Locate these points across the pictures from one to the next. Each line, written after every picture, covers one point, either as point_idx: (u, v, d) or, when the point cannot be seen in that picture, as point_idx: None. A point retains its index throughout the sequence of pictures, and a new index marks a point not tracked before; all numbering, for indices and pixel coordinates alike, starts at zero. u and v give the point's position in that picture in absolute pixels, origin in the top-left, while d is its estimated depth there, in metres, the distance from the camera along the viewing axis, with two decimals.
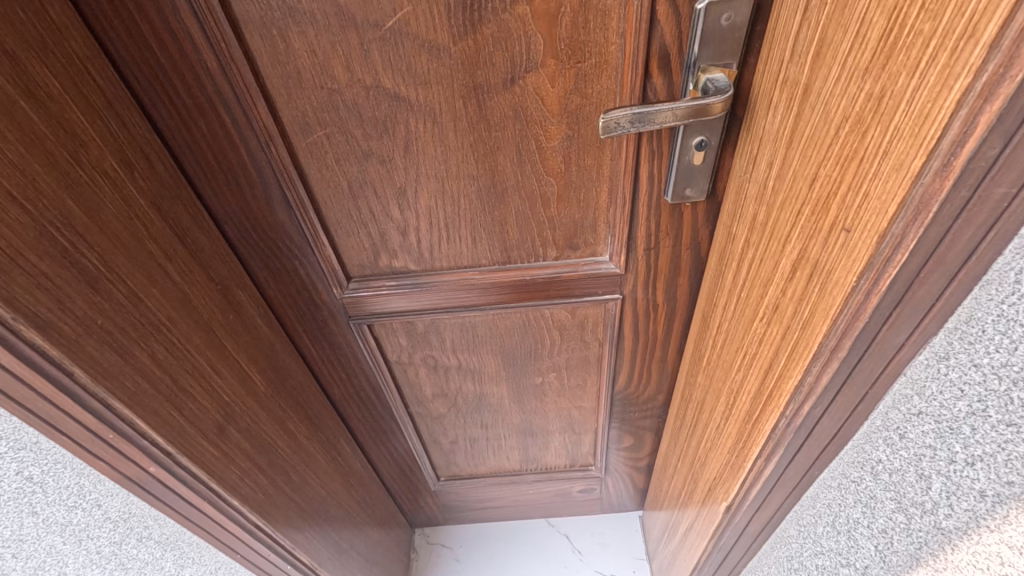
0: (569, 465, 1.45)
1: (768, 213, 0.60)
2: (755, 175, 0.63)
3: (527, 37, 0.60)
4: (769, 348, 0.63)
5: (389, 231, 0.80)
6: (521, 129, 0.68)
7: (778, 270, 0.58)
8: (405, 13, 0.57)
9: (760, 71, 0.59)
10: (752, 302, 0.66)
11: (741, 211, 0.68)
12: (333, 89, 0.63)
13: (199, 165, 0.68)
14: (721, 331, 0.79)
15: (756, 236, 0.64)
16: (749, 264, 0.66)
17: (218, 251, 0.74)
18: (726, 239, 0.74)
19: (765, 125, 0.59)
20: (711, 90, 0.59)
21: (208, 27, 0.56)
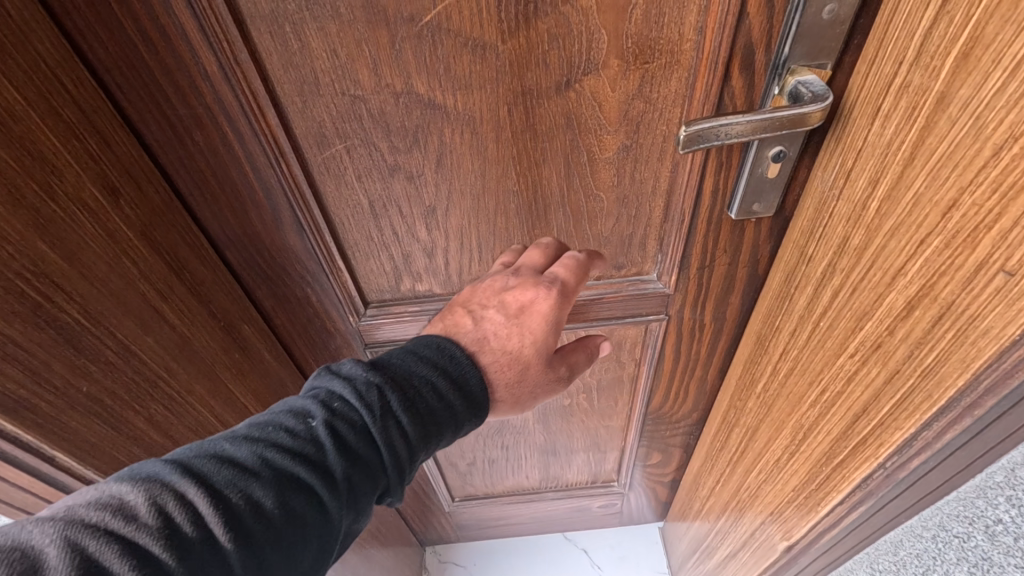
0: (591, 482, 1.38)
1: (869, 237, 0.51)
2: (846, 193, 0.54)
3: (590, 32, 0.50)
4: (864, 389, 0.55)
5: (413, 252, 0.71)
6: (573, 139, 0.59)
7: (886, 305, 0.50)
8: (447, 5, 0.47)
9: (861, 73, 0.50)
10: (837, 334, 0.58)
11: (822, 232, 0.59)
12: (357, 95, 0.53)
13: (196, 185, 0.57)
14: (784, 358, 0.71)
15: (846, 261, 0.55)
16: (833, 291, 0.58)
17: (219, 281, 0.64)
18: (797, 258, 0.66)
19: (866, 137, 0.50)
20: (806, 96, 0.50)
21: (208, 24, 0.46)
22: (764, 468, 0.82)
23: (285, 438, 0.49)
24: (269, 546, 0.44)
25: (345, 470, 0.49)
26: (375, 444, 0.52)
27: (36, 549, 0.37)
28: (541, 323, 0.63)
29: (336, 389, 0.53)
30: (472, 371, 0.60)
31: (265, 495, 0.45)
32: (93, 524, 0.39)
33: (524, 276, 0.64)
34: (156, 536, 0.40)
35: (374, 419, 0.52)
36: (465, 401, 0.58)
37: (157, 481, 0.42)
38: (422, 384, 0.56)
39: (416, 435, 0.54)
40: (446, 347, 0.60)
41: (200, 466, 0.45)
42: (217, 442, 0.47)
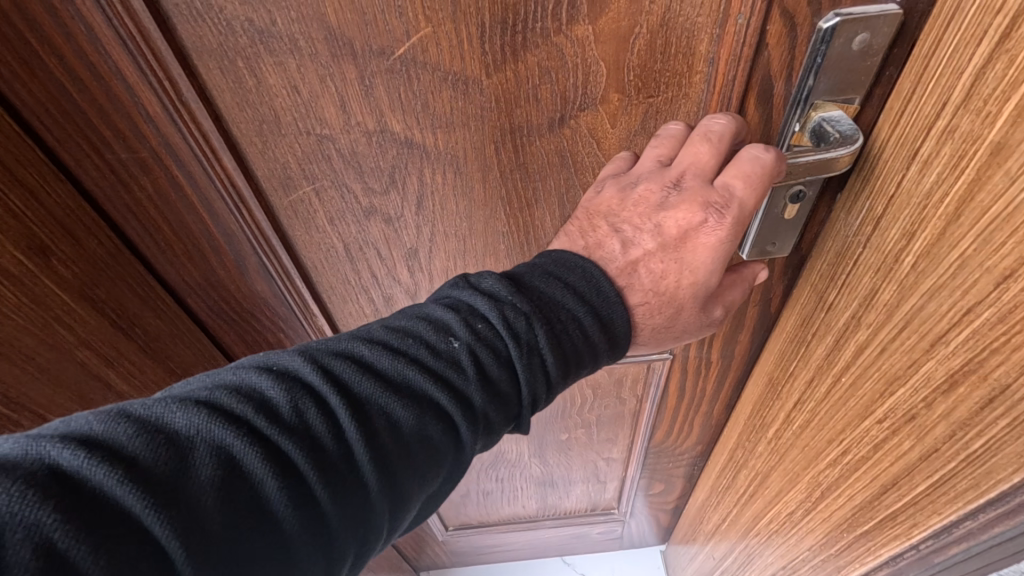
0: (590, 509, 1.32)
1: (902, 294, 0.45)
2: (873, 242, 0.48)
3: (586, 64, 0.44)
4: (893, 461, 0.49)
5: (395, 295, 0.65)
6: (568, 177, 0.53)
7: (922, 373, 0.44)
8: (423, 35, 0.41)
9: (894, 112, 0.43)
10: (860, 396, 0.52)
11: (843, 279, 0.53)
12: (324, 134, 0.47)
13: (146, 234, 0.51)
14: (794, 408, 0.65)
15: (874, 317, 0.48)
16: (857, 346, 0.51)
17: (179, 333, 0.58)
18: (811, 303, 0.59)
19: (899, 183, 0.44)
20: (830, 137, 0.43)
21: (144, 62, 0.40)
22: (775, 517, 0.76)
23: (422, 355, 0.43)
24: (399, 465, 0.40)
25: (482, 403, 0.44)
26: (517, 377, 0.45)
27: (185, 431, 0.35)
28: (705, 261, 0.49)
29: (478, 310, 0.46)
30: (620, 308, 0.49)
31: (399, 411, 0.41)
32: (235, 417, 0.36)
33: (695, 195, 0.47)
34: (297, 441, 0.37)
35: (519, 352, 0.45)
36: (610, 340, 0.49)
37: (296, 381, 0.39)
38: (571, 318, 0.47)
39: (559, 370, 0.46)
40: (583, 264, 0.49)
41: (336, 374, 0.40)
42: (354, 350, 0.42)
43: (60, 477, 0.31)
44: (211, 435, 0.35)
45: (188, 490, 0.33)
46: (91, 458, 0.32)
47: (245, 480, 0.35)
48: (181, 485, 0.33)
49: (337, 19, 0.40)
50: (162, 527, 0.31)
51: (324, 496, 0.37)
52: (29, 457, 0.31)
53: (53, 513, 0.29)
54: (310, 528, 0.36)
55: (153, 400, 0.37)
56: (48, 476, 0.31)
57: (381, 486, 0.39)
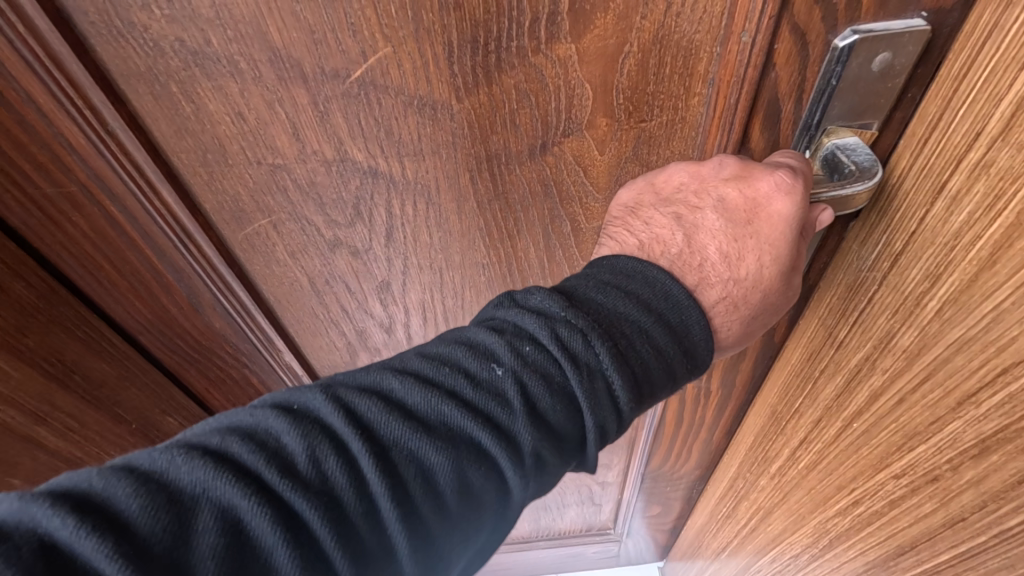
0: (585, 529, 1.28)
1: (920, 344, 0.37)
2: (891, 282, 0.39)
3: (570, 87, 0.39)
4: (898, 536, 0.42)
5: (369, 328, 0.60)
6: (553, 207, 0.48)
7: (949, 434, 0.36)
8: (382, 56, 0.36)
9: (916, 138, 0.36)
10: (871, 449, 0.43)
11: (850, 320, 0.43)
12: (277, 164, 0.42)
13: (85, 272, 0.46)
14: (788, 455, 0.56)
15: (891, 363, 0.40)
16: (868, 394, 0.42)
17: (129, 377, 0.54)
18: (806, 339, 0.50)
19: (923, 218, 0.36)
20: (846, 168, 0.38)
21: (60, 91, 0.35)
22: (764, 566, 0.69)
23: (462, 387, 0.34)
24: (439, 529, 0.32)
25: (536, 442, 0.34)
26: (576, 410, 0.35)
27: (190, 489, 0.28)
28: (787, 237, 0.38)
29: (527, 329, 0.36)
30: (696, 314, 0.38)
31: (435, 457, 0.32)
32: (246, 470, 0.29)
33: (753, 161, 0.37)
34: (314, 500, 0.29)
35: (578, 376, 0.35)
36: (687, 358, 0.39)
37: (316, 424, 0.31)
38: (639, 334, 0.37)
39: (630, 399, 0.36)
40: (641, 267, 0.39)
41: (363, 413, 0.32)
42: (383, 382, 0.34)
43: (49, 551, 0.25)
44: (217, 496, 0.28)
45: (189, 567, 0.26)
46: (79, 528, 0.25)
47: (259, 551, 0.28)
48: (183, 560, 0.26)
49: (282, 39, 0.35)
50: None
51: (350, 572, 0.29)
52: (19, 527, 0.26)
53: None
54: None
55: (154, 450, 0.30)
56: (30, 557, 0.25)
57: (417, 552, 0.31)
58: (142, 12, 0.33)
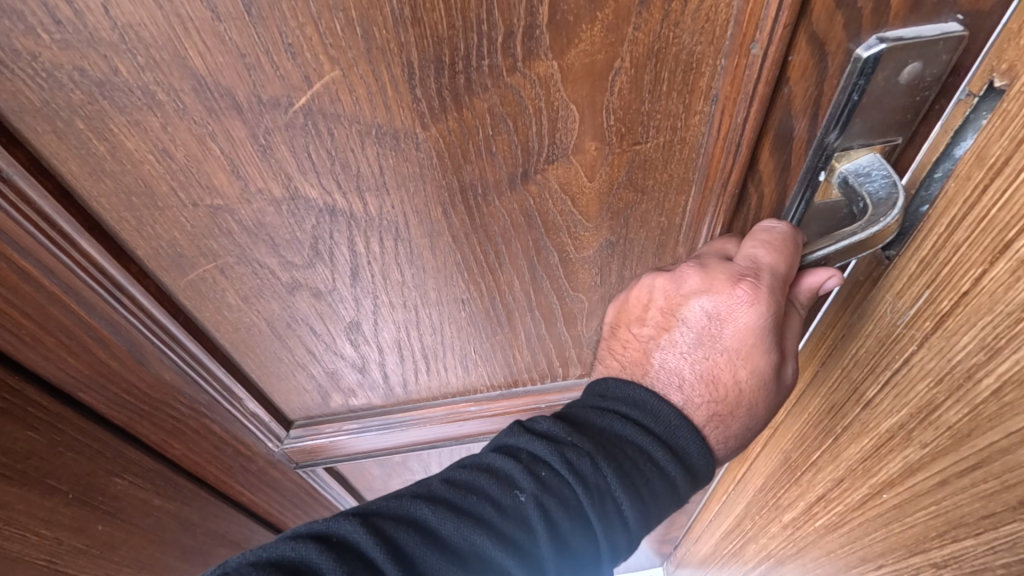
0: None
1: (974, 423, 0.31)
2: (936, 346, 0.33)
3: (553, 110, 0.34)
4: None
5: (340, 369, 0.54)
6: (538, 239, 0.43)
7: (1008, 537, 0.30)
8: (329, 81, 0.30)
9: (972, 184, 0.29)
10: (904, 528, 0.37)
11: (882, 379, 0.38)
12: (217, 205, 0.36)
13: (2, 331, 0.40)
14: (801, 509, 0.50)
15: (932, 437, 0.34)
16: (901, 466, 0.36)
17: (61, 442, 0.48)
18: (826, 390, 0.44)
19: (979, 280, 0.29)
20: (863, 201, 0.34)
21: None
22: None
23: (489, 514, 0.34)
24: None
25: (559, 567, 0.34)
26: (593, 535, 0.35)
27: None
28: (760, 348, 0.37)
29: (543, 453, 0.36)
30: (690, 434, 0.38)
31: None
32: None
33: (715, 272, 0.37)
34: None
35: (589, 498, 0.35)
36: (691, 477, 0.38)
37: (358, 558, 0.32)
38: (647, 452, 0.37)
39: (639, 519, 0.36)
40: (625, 390, 0.39)
41: (401, 545, 0.33)
42: (414, 511, 0.34)
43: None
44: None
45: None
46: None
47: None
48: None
49: (206, 64, 0.29)
50: None
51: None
52: None
53: None
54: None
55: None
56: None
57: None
58: (26, 38, 0.27)
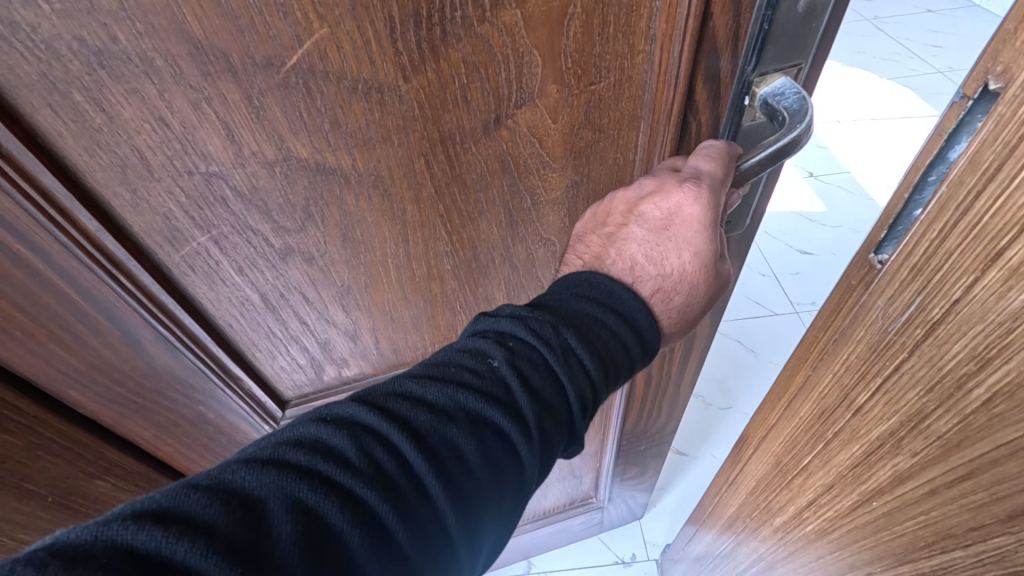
0: (570, 503, 1.22)
1: (966, 434, 0.29)
2: (926, 355, 0.30)
3: (518, 56, 0.38)
4: None
5: (333, 339, 0.56)
6: (512, 184, 0.47)
7: (997, 550, 0.29)
8: (318, 39, 0.33)
9: (964, 190, 0.26)
10: (894, 536, 0.36)
11: (871, 387, 0.35)
12: (212, 172, 0.38)
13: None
14: (792, 514, 0.48)
15: (922, 446, 0.32)
16: (890, 475, 0.35)
17: (39, 446, 0.49)
18: (817, 394, 0.41)
19: (971, 289, 0.27)
20: (781, 115, 0.41)
21: None
22: None
23: (467, 379, 0.40)
24: (475, 498, 0.37)
25: (537, 415, 0.40)
26: (561, 390, 0.41)
27: (259, 493, 0.32)
28: (703, 237, 0.45)
29: (506, 328, 0.42)
30: (636, 302, 0.45)
31: (460, 437, 0.37)
32: (305, 469, 0.33)
33: (665, 177, 0.45)
34: (369, 483, 0.34)
35: (553, 355, 0.41)
36: (641, 338, 0.45)
37: (357, 425, 0.36)
38: (596, 317, 0.44)
39: (599, 370, 0.42)
40: (574, 280, 0.46)
41: (394, 412, 0.37)
42: (400, 386, 0.39)
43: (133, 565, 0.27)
44: (280, 494, 0.32)
45: (268, 551, 0.29)
46: (165, 536, 0.28)
47: (330, 533, 0.32)
48: (263, 550, 0.29)
49: (201, 28, 0.31)
50: None
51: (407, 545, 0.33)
52: (103, 546, 0.28)
53: None
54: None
55: (215, 470, 0.33)
56: (122, 564, 0.27)
57: (455, 525, 0.36)
58: (24, 8, 0.28)
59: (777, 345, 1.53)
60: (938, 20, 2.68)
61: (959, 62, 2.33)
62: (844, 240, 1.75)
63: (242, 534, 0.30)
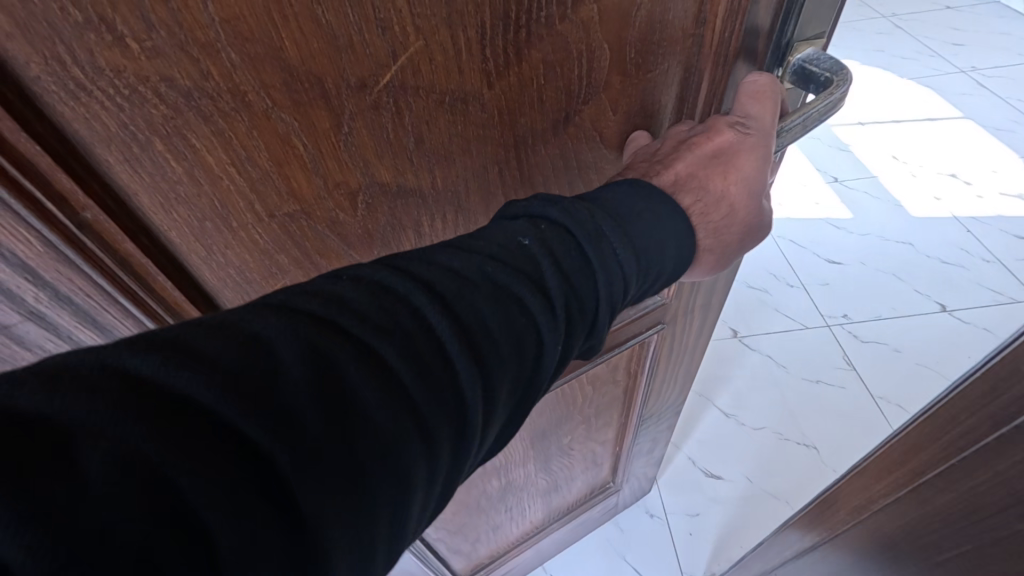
0: (592, 492, 1.21)
1: None
2: None
3: (590, 51, 0.38)
4: None
5: None
6: (571, 181, 0.47)
7: None
8: (412, 53, 0.32)
9: None
10: None
11: None
12: (293, 212, 0.35)
13: None
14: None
15: None
16: None
17: None
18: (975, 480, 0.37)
19: None
20: (821, 77, 0.45)
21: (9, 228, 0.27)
22: None
23: (499, 255, 0.33)
24: (502, 376, 0.30)
25: (566, 299, 0.33)
26: (593, 281, 0.35)
27: (267, 333, 0.25)
28: (751, 168, 0.43)
29: (539, 213, 0.36)
30: (671, 207, 0.39)
31: (489, 307, 0.30)
32: (321, 317, 0.26)
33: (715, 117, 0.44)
34: (394, 343, 0.27)
35: (585, 240, 0.35)
36: (678, 246, 0.40)
37: (380, 286, 0.29)
38: (636, 212, 0.38)
39: (633, 263, 0.36)
40: (604, 193, 0.39)
41: (418, 274, 0.30)
42: (428, 254, 0.32)
43: (117, 386, 0.21)
44: (292, 337, 0.25)
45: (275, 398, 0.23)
46: (161, 362, 0.22)
47: (346, 388, 0.25)
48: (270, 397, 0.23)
49: (299, 53, 0.28)
50: (264, 439, 0.22)
51: (430, 411, 0.27)
52: (81, 362, 0.21)
53: (128, 433, 0.20)
54: (421, 448, 0.26)
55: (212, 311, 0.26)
56: (110, 384, 0.21)
57: (480, 397, 0.29)
58: (110, 51, 0.24)
59: (809, 362, 1.46)
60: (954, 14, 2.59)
61: (980, 61, 2.29)
62: (871, 248, 1.68)
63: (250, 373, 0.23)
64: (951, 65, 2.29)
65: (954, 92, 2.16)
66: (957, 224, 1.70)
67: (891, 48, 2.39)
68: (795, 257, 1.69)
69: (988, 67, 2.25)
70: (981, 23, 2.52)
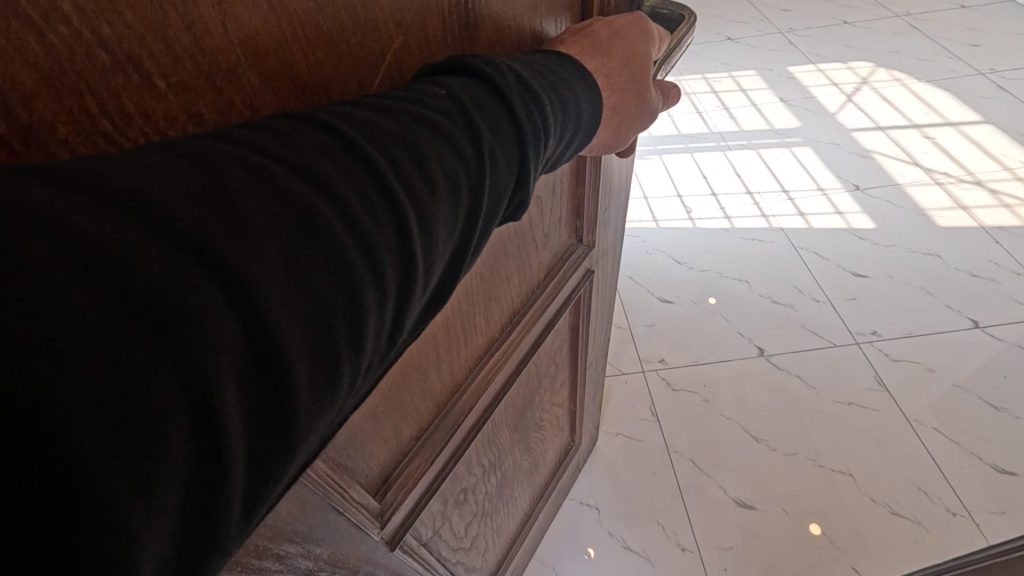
0: (565, 457, 1.26)
1: None
2: None
3: (516, 26, 0.42)
4: None
5: (409, 395, 0.53)
6: None
7: None
8: (396, 47, 0.32)
9: None
10: None
11: None
12: None
13: None
14: None
15: None
16: None
17: None
18: None
19: None
20: (670, 15, 0.57)
21: None
22: None
23: (427, 99, 0.29)
24: (442, 216, 0.26)
25: (492, 141, 0.30)
26: (520, 132, 0.32)
27: (182, 149, 0.20)
28: (639, 44, 0.48)
29: (462, 70, 0.32)
30: (581, 73, 0.40)
31: (427, 145, 0.27)
32: (246, 141, 0.22)
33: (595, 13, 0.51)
34: (330, 170, 0.23)
35: (510, 88, 0.32)
36: (592, 112, 0.41)
37: (310, 124, 0.24)
38: (560, 77, 0.38)
39: (554, 120, 0.36)
40: (527, 56, 0.39)
41: (351, 113, 0.26)
42: (357, 101, 0.27)
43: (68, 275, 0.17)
44: (216, 152, 0.21)
45: (203, 209, 0.19)
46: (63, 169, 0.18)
47: (283, 207, 0.20)
48: (193, 209, 0.19)
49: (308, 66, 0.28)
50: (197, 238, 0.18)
51: (380, 244, 0.23)
52: None
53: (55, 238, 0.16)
54: (372, 281, 0.22)
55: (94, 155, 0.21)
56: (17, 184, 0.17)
57: (421, 238, 0.24)
58: (138, 93, 0.22)
59: (843, 377, 1.51)
60: (970, 13, 2.70)
61: (1000, 61, 2.44)
62: (897, 261, 1.77)
63: (171, 176, 0.19)
64: (974, 68, 2.44)
65: (977, 96, 2.29)
66: (983, 236, 1.80)
67: (907, 48, 2.60)
68: (817, 268, 1.77)
69: (1005, 68, 2.40)
70: (965, 23, 2.70)
